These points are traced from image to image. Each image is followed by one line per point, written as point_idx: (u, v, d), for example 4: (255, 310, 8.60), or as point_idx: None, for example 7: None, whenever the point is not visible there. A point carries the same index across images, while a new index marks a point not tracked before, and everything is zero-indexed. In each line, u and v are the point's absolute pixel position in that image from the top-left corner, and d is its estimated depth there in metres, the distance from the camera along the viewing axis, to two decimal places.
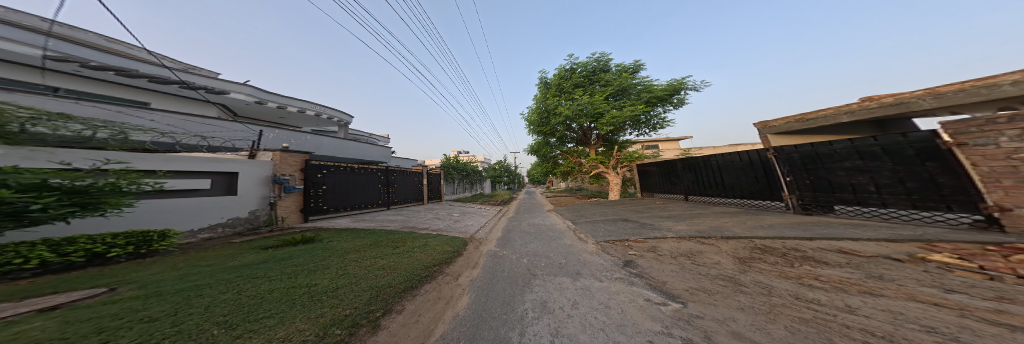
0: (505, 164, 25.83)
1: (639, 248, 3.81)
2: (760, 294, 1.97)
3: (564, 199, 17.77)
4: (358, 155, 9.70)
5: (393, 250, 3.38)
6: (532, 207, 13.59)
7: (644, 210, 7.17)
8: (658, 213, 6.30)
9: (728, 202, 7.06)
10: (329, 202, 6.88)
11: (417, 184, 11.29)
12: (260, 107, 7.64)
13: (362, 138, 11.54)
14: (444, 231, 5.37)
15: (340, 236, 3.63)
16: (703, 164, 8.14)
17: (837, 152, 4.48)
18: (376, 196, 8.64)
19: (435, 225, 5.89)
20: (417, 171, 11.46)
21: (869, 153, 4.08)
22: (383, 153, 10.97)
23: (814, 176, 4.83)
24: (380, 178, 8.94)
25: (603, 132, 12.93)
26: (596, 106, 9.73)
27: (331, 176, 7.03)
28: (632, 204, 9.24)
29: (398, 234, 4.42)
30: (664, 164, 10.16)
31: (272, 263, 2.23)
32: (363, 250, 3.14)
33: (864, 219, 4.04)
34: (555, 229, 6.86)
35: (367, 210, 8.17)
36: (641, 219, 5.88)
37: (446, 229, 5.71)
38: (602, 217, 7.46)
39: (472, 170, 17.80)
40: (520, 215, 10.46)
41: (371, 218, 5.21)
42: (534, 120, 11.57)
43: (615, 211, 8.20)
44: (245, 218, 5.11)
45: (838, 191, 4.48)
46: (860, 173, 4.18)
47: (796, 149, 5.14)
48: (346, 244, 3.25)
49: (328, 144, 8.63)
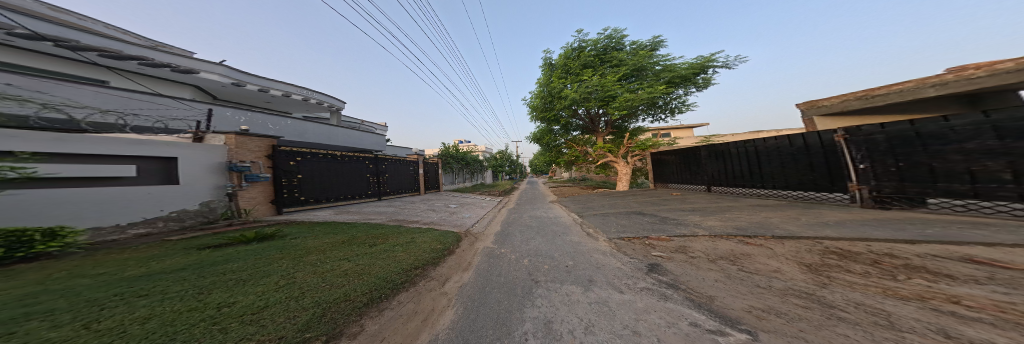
0: (507, 154, 25.26)
1: (665, 248, 3.17)
2: (876, 325, 1.29)
3: (568, 189, 17.14)
4: (349, 142, 9.37)
5: (369, 248, 2.78)
6: (534, 198, 13.09)
7: (661, 203, 6.45)
8: (679, 206, 5.56)
9: (761, 194, 6.37)
10: (304, 193, 6.46)
11: (414, 174, 10.99)
12: (241, 89, 7.18)
13: (358, 126, 11.19)
14: (438, 225, 4.87)
15: (311, 231, 3.07)
16: (731, 152, 7.40)
17: (956, 130, 3.32)
18: (364, 186, 8.35)
19: (429, 217, 5.38)
20: (414, 160, 11.11)
21: (1012, 129, 2.90)
22: (376, 140, 10.68)
23: (906, 162, 3.76)
24: (370, 168, 8.63)
25: (613, 118, 12.05)
26: (609, 89, 8.84)
27: (306, 164, 6.58)
28: (644, 195, 8.51)
29: (385, 228, 3.88)
30: (684, 152, 9.32)
31: (190, 272, 1.66)
32: (330, 248, 2.57)
33: (990, 216, 3.06)
34: (560, 223, 6.23)
35: (355, 201, 7.88)
36: (659, 212, 5.20)
37: (440, 222, 5.18)
38: (612, 210, 6.79)
39: (473, 159, 17.21)
40: (523, 207, 9.93)
41: (357, 210, 4.73)
42: (537, 105, 10.79)
43: (627, 203, 7.48)
44: (196, 211, 4.53)
45: (946, 181, 3.42)
46: (991, 156, 3.05)
47: (881, 129, 4.01)
48: (313, 240, 2.70)
49: (315, 130, 8.25)
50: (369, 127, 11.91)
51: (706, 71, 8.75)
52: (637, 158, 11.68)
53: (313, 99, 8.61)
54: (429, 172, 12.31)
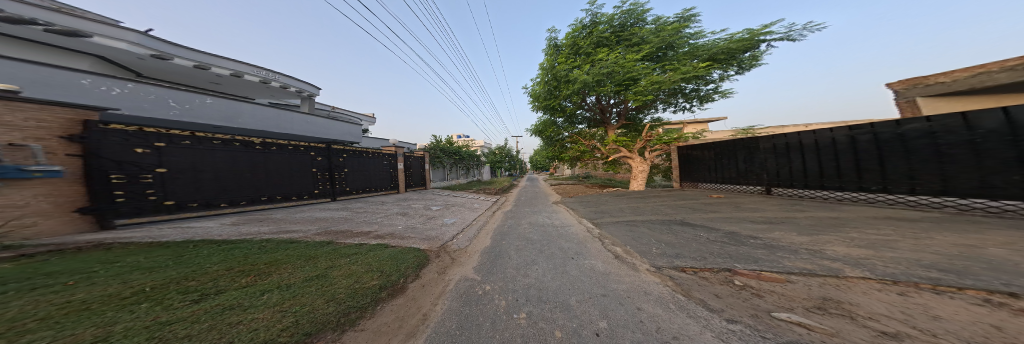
0: (506, 148, 23.83)
1: (795, 302, 1.65)
2: None
3: (572, 188, 15.70)
4: (309, 130, 7.98)
5: (180, 315, 1.12)
6: (535, 197, 11.70)
7: (701, 208, 4.93)
8: (737, 213, 4.01)
9: (864, 200, 4.65)
10: (182, 194, 4.71)
11: (387, 171, 9.67)
12: (171, 64, 5.91)
13: (336, 115, 9.93)
14: (397, 238, 3.40)
15: (90, 271, 1.41)
16: (809, 145, 5.73)
17: None
18: (309, 184, 7.02)
19: (392, 225, 3.93)
20: (388, 156, 9.79)
21: None
22: (349, 131, 9.32)
23: None
24: (320, 162, 7.38)
25: (627, 109, 10.73)
26: (627, 70, 7.50)
27: (176, 153, 4.70)
28: (670, 197, 7.01)
29: (293, 251, 2.23)
30: (721, 149, 8.18)
31: None
32: (34, 328, 0.91)
33: None
34: (572, 235, 4.70)
35: (288, 201, 6.49)
36: (712, 224, 3.71)
37: (405, 232, 3.71)
38: (637, 216, 5.26)
39: (469, 154, 15.84)
40: (524, 209, 8.45)
41: (281, 217, 3.28)
42: (541, 92, 9.52)
43: (652, 207, 5.94)
44: None
45: None
46: None
47: None
48: (18, 307, 1.02)
49: (262, 113, 6.84)
50: (350, 117, 10.60)
51: (751, 48, 7.21)
52: (654, 154, 10.30)
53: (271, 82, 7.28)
54: (412, 168, 10.99)
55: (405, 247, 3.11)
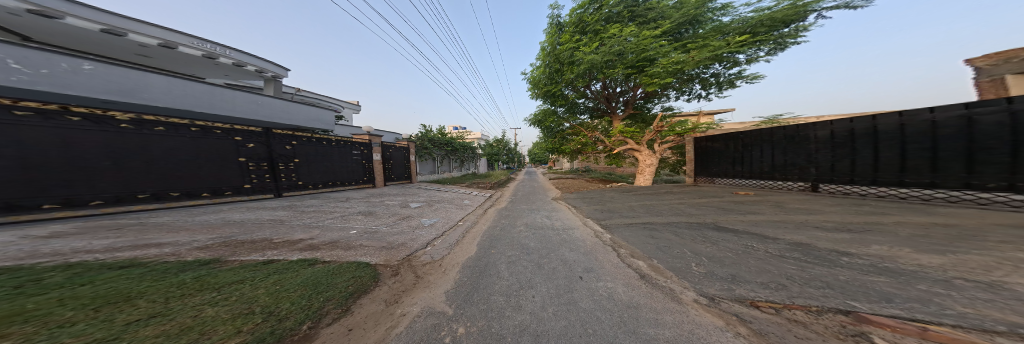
0: (505, 141, 22.88)
1: None
2: None
3: (571, 182, 14.86)
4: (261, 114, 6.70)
5: None
6: (533, 192, 10.87)
7: (731, 208, 4.06)
8: (788, 216, 3.12)
9: (975, 201, 3.63)
10: None
11: (353, 164, 8.35)
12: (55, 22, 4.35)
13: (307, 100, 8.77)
14: (332, 249, 2.42)
15: None
16: (874, 134, 4.72)
17: None
18: (236, 177, 5.58)
19: (337, 229, 2.95)
20: (356, 146, 8.48)
21: None
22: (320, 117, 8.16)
23: None
24: (258, 151, 6.03)
25: (636, 97, 10.22)
26: (640, 50, 6.77)
27: None
28: (685, 194, 6.16)
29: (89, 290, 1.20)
30: (735, 140, 7.75)
31: None
32: None
33: None
34: (577, 242, 3.78)
35: (197, 199, 4.97)
36: (762, 230, 2.80)
37: (351, 241, 2.73)
38: (653, 218, 4.36)
39: (463, 146, 14.84)
40: (519, 206, 7.53)
41: (163, 223, 2.26)
42: (540, 77, 8.84)
43: (669, 206, 5.07)
44: None
45: None
46: None
47: None
48: None
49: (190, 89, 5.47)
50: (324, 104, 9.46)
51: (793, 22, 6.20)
52: (665, 146, 9.67)
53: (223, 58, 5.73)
54: (392, 160, 9.86)
55: (328, 264, 2.16)
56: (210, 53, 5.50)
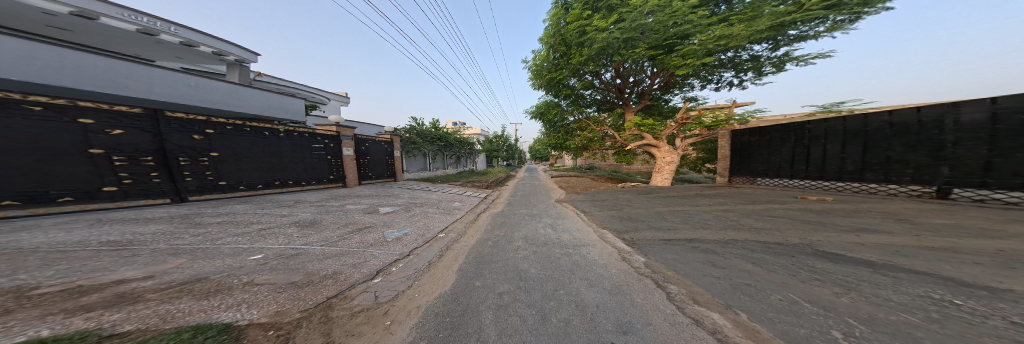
0: (506, 136, 21.89)
1: None
2: None
3: (575, 181, 13.70)
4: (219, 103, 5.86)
5: None
6: (534, 192, 9.79)
7: (818, 219, 2.81)
8: (950, 241, 1.92)
9: None
10: None
11: (308, 159, 6.64)
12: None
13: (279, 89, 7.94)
14: (165, 296, 1.27)
15: None
16: None
17: None
18: (88, 177, 3.54)
19: (222, 252, 1.85)
20: (310, 138, 6.76)
21: None
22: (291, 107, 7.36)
23: None
24: (141, 139, 4.09)
25: (655, 86, 9.65)
26: (664, 28, 6.08)
27: None
28: (724, 197, 4.95)
29: None
30: (785, 136, 6.54)
31: None
32: None
33: None
34: (598, 275, 2.59)
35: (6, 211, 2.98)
36: (925, 266, 1.63)
37: (229, 275, 1.60)
38: (699, 232, 3.15)
39: (459, 142, 13.85)
40: (519, 210, 6.41)
41: None
42: (546, 65, 8.42)
43: (712, 214, 3.85)
44: None
45: None
46: None
47: None
48: None
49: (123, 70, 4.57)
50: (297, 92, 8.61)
51: None
52: (688, 141, 8.70)
53: (168, 35, 4.85)
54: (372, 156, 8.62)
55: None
56: (149, 29, 4.61)
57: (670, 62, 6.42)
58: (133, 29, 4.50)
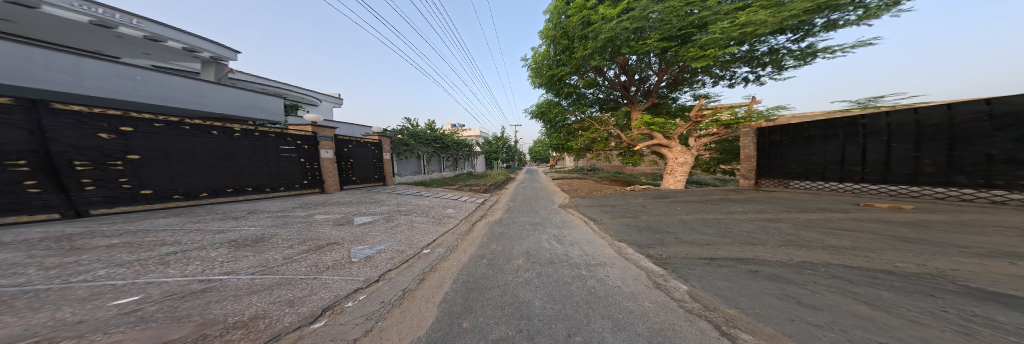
0: (506, 138, 21.42)
1: None
2: None
3: (578, 183, 13.01)
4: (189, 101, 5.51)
5: None
6: (535, 196, 9.14)
7: (917, 236, 2.11)
8: None
9: None
10: None
11: (270, 162, 5.88)
12: None
13: (262, 89, 7.57)
14: None
15: None
16: None
17: None
18: None
19: (68, 298, 1.21)
20: (274, 139, 6.01)
21: None
22: (270, 106, 7.00)
23: None
24: (11, 136, 3.06)
25: (662, 82, 9.39)
26: (675, 18, 5.80)
27: None
28: (758, 203, 4.23)
29: None
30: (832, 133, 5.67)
31: None
32: None
33: None
34: (627, 312, 1.89)
35: None
36: None
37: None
38: (750, 250, 2.45)
39: (456, 143, 13.29)
40: (519, 218, 5.74)
41: None
42: (546, 61, 8.19)
43: (754, 224, 3.16)
44: None
45: None
46: None
47: None
48: None
49: (62, 62, 4.03)
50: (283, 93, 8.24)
51: None
52: (703, 141, 8.01)
53: (125, 28, 4.55)
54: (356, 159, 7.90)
55: None
56: (104, 21, 4.30)
57: (686, 55, 6.00)
58: (85, 20, 4.18)
